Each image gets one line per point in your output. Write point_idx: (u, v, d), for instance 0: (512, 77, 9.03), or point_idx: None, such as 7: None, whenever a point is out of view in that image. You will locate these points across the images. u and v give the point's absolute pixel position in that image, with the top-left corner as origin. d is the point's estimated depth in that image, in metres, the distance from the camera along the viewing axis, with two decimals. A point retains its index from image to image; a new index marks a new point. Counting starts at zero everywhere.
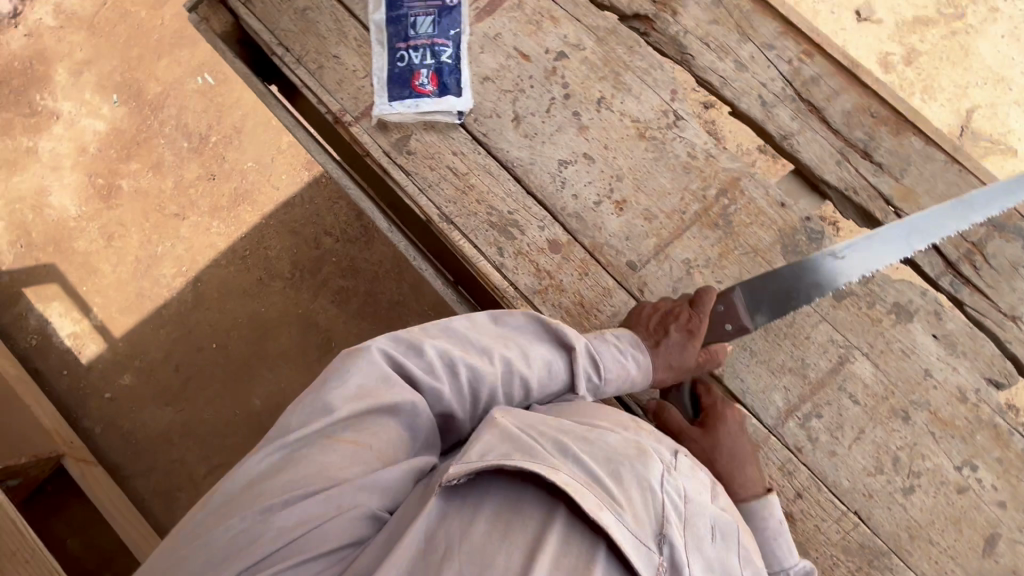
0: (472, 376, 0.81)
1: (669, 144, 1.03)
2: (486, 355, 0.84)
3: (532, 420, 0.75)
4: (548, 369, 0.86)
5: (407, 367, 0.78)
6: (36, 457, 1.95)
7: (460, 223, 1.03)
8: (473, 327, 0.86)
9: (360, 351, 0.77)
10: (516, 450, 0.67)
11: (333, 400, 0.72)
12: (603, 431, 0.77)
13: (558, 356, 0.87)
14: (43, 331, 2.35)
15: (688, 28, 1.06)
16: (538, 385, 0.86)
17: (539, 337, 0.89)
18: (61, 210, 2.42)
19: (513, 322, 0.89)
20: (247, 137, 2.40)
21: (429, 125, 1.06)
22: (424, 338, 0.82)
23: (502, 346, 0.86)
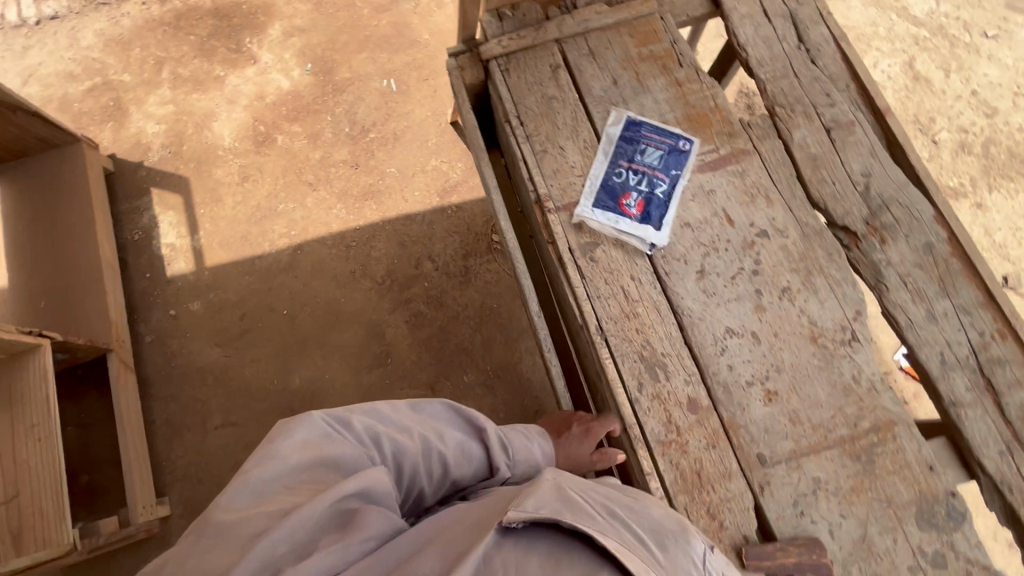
0: (398, 443, 1.04)
1: (838, 358, 1.03)
2: (412, 429, 1.08)
3: (576, 484, 0.85)
4: (458, 450, 1.11)
5: (342, 433, 0.98)
6: (91, 343, 2.02)
7: (613, 343, 1.04)
8: (394, 413, 1.10)
9: (301, 421, 0.96)
10: (566, 508, 0.75)
11: (285, 452, 0.90)
12: (646, 504, 0.85)
13: (469, 438, 1.14)
14: (149, 231, 2.49)
15: (892, 260, 1.08)
16: (456, 459, 1.10)
17: (451, 423, 1.16)
18: (216, 137, 2.61)
19: (427, 411, 1.15)
20: (401, 146, 2.56)
21: (620, 243, 1.10)
22: (351, 416, 1.02)
23: (421, 426, 1.11)
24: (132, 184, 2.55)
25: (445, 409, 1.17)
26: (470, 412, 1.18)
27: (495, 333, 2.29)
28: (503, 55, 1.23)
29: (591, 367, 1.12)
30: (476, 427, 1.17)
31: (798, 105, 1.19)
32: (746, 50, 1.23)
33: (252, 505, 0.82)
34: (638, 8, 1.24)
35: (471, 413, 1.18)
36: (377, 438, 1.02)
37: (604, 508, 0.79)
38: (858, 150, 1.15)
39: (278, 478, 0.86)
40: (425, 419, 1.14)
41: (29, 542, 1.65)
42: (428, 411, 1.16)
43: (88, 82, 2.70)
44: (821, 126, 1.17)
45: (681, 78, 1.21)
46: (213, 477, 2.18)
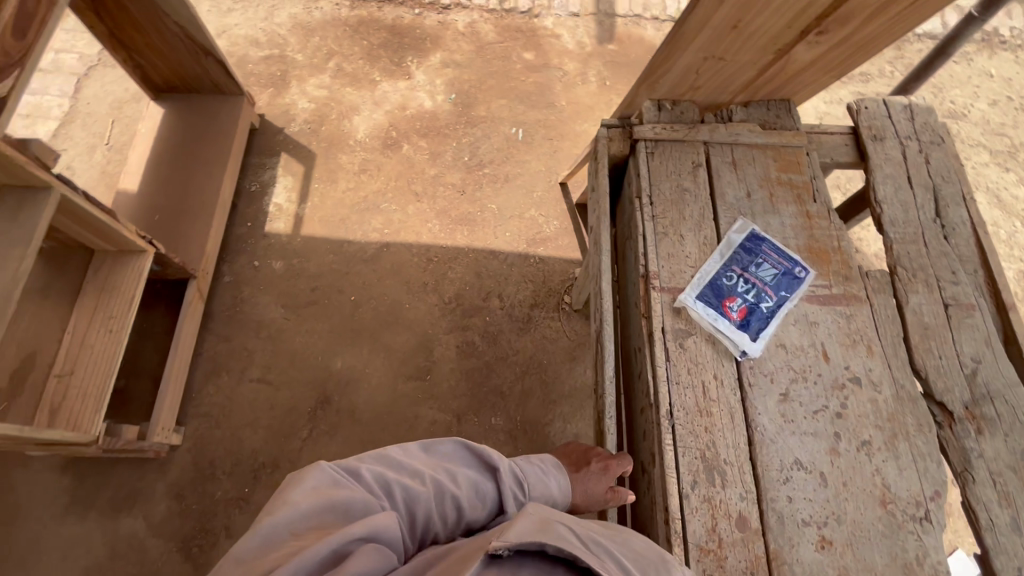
0: (409, 490, 1.06)
1: (904, 532, 0.98)
2: (423, 474, 1.09)
3: (559, 515, 0.91)
4: (473, 489, 1.11)
5: (351, 482, 1.02)
6: (182, 266, 2.19)
7: (678, 431, 1.04)
8: (407, 457, 1.12)
9: (308, 472, 1.00)
10: (549, 537, 0.81)
11: (295, 499, 0.94)
12: (627, 537, 0.93)
13: (483, 478, 1.13)
14: (265, 187, 2.70)
15: (984, 453, 1.04)
16: (469, 502, 1.09)
17: (464, 462, 1.16)
18: (353, 129, 2.86)
19: (441, 450, 1.16)
20: (508, 189, 2.72)
21: (712, 340, 1.12)
22: (361, 465, 1.06)
23: (433, 469, 1.12)
24: (268, 143, 2.81)
25: (458, 448, 1.17)
26: (482, 449, 1.16)
27: (536, 387, 2.29)
28: (653, 139, 1.31)
29: (646, 448, 1.11)
30: (489, 466, 1.15)
31: (921, 272, 1.20)
32: (881, 207, 1.27)
33: (263, 550, 0.86)
34: (789, 138, 1.32)
35: (483, 451, 1.16)
36: (387, 486, 1.05)
37: (589, 538, 0.86)
38: (972, 334, 1.14)
39: (286, 524, 0.90)
40: (438, 459, 1.15)
41: (61, 422, 1.73)
42: (443, 451, 1.17)
43: (267, 51, 3.06)
44: (940, 299, 1.17)
45: (812, 212, 1.25)
46: (229, 426, 2.22)
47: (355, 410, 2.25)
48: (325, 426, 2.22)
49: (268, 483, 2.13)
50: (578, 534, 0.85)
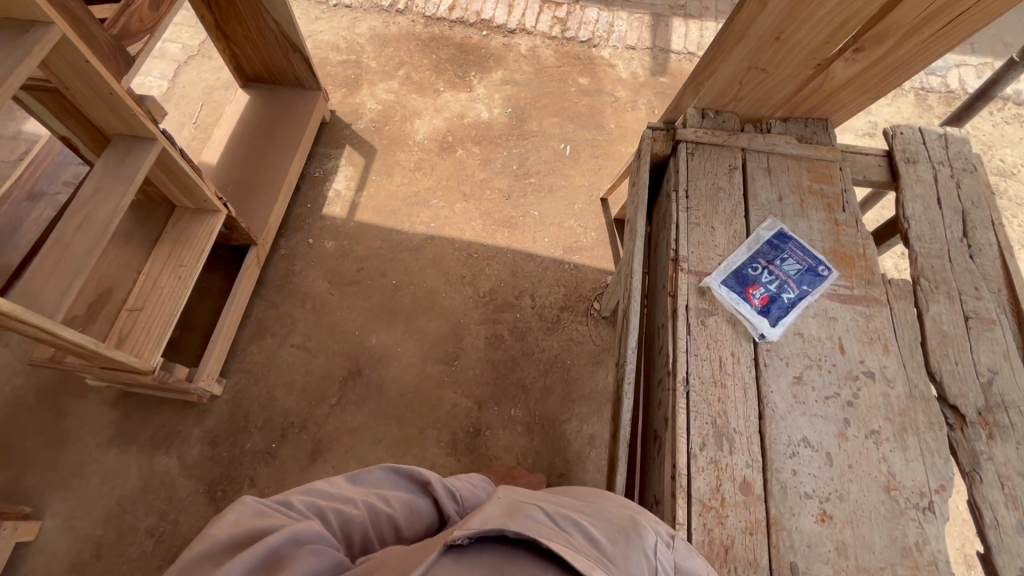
0: (343, 514, 1.01)
1: (906, 518, 1.00)
2: (355, 499, 1.05)
3: (530, 497, 0.86)
4: (408, 507, 1.08)
5: (280, 510, 0.94)
6: (247, 231, 2.39)
7: (692, 398, 1.10)
8: (334, 487, 1.06)
9: (230, 510, 0.91)
10: (513, 518, 0.75)
11: (217, 531, 0.86)
12: (599, 505, 0.88)
13: (417, 495, 1.11)
14: (327, 174, 2.93)
15: (994, 457, 1.06)
16: (406, 519, 1.06)
17: (395, 485, 1.12)
18: (413, 131, 3.08)
19: (369, 477, 1.11)
20: (550, 199, 2.86)
21: (733, 321, 1.19)
22: (291, 495, 1.00)
23: (364, 494, 1.07)
24: (335, 136, 3.06)
25: (386, 473, 1.13)
26: (411, 468, 1.13)
27: (557, 386, 2.35)
28: (694, 141, 1.42)
29: (660, 415, 1.18)
30: (420, 484, 1.13)
31: (944, 284, 1.25)
32: (909, 223, 1.33)
33: None
34: (824, 152, 1.41)
35: (413, 470, 1.13)
36: (320, 511, 0.99)
37: (558, 512, 0.81)
38: (991, 346, 1.17)
39: (207, 556, 0.82)
40: (367, 486, 1.10)
41: (126, 348, 1.91)
42: (370, 479, 1.12)
43: (345, 56, 3.35)
44: (960, 311, 1.22)
45: (840, 220, 1.33)
46: (266, 384, 2.36)
47: (383, 384, 2.36)
48: (354, 396, 2.34)
49: (294, 442, 2.25)
50: (546, 510, 0.80)
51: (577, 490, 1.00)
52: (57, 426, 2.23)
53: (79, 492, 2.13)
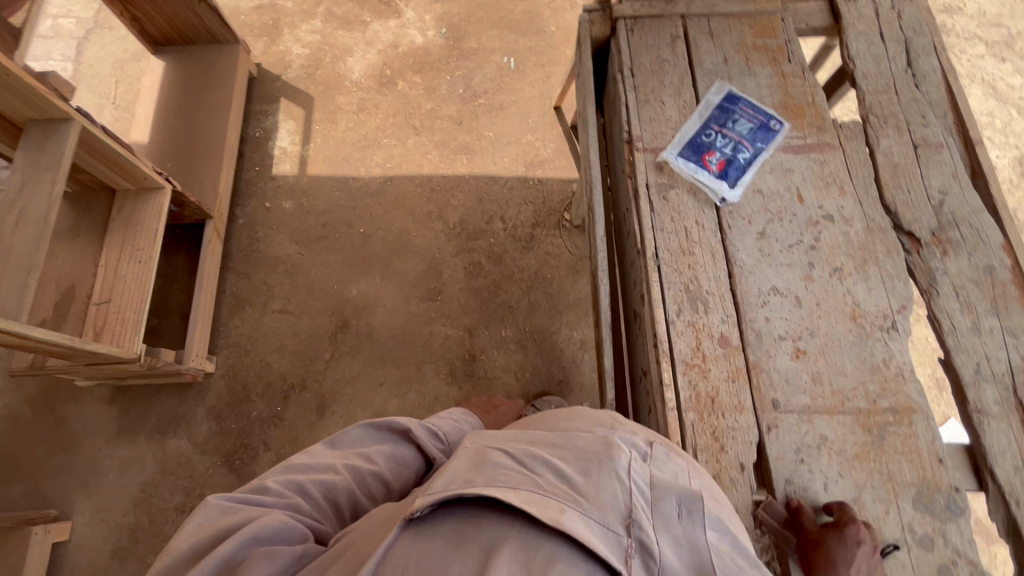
0: (325, 483, 0.95)
1: (872, 340, 1.07)
2: (336, 465, 0.99)
3: (500, 439, 0.79)
4: (393, 460, 1.02)
5: (250, 501, 0.88)
6: (198, 205, 2.29)
7: (664, 271, 1.14)
8: (312, 457, 1.00)
9: (194, 512, 0.85)
10: (477, 473, 0.69)
11: (179, 540, 0.82)
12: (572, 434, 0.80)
13: (400, 445, 1.05)
14: (268, 132, 2.78)
15: (948, 271, 1.13)
16: (394, 472, 1.01)
17: (376, 440, 1.05)
18: (348, 70, 2.91)
19: (347, 438, 1.05)
20: (503, 118, 2.77)
21: (693, 190, 1.20)
22: (265, 480, 0.93)
23: (345, 457, 1.01)
24: (267, 90, 2.87)
25: (365, 429, 1.06)
26: (388, 419, 1.07)
27: (541, 301, 2.40)
28: (632, 17, 1.37)
29: (636, 293, 1.21)
30: (401, 432, 1.06)
31: (892, 118, 1.26)
32: (854, 63, 1.32)
33: None
34: (763, 4, 1.36)
35: (389, 420, 1.07)
36: (299, 487, 0.93)
37: (525, 453, 0.74)
38: (940, 170, 1.21)
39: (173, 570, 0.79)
40: (347, 448, 1.04)
41: (105, 340, 1.88)
42: (350, 439, 1.06)
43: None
44: (909, 140, 1.24)
45: (786, 72, 1.31)
46: (258, 353, 2.37)
47: (373, 332, 2.38)
48: (347, 348, 2.36)
49: (299, 403, 2.29)
50: (514, 454, 0.73)
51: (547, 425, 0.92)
52: (61, 432, 2.24)
53: (99, 488, 2.18)
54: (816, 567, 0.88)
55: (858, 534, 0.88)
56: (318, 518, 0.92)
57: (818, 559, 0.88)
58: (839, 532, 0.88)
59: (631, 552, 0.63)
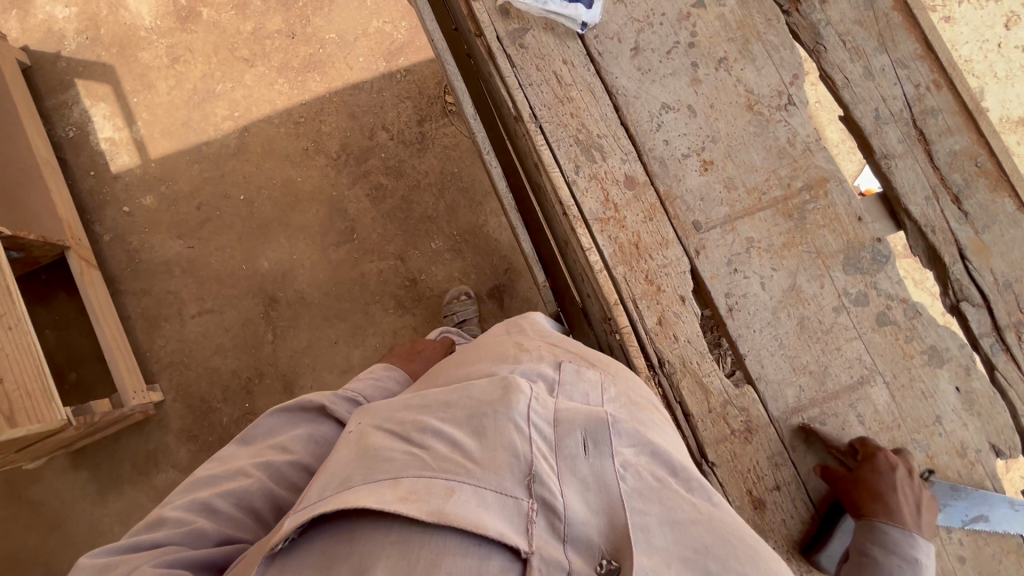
0: (234, 493, 0.92)
1: (773, 124, 1.01)
2: (245, 468, 0.96)
3: (392, 420, 0.85)
4: (313, 437, 1.04)
5: (138, 543, 0.83)
6: (45, 240, 1.95)
7: (548, 130, 1.01)
8: (219, 468, 0.97)
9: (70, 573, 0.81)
10: (356, 469, 0.74)
11: None
12: (464, 386, 0.86)
13: (318, 423, 1.06)
14: (83, 127, 2.33)
15: (831, 19, 1.04)
16: (316, 455, 1.02)
17: (293, 423, 1.06)
18: (135, 16, 2.37)
19: (259, 431, 1.04)
20: (338, 9, 2.35)
21: (549, 26, 1.04)
22: (161, 514, 0.88)
23: (257, 454, 0.99)
24: (53, 77, 2.35)
25: (276, 417, 1.06)
26: (298, 400, 1.07)
27: (459, 200, 2.25)
28: None
29: (531, 165, 1.10)
30: (316, 410, 1.08)
31: None
32: None
33: None
34: None
35: (301, 401, 1.07)
36: (203, 505, 0.89)
37: (417, 433, 0.79)
38: None
39: None
40: (260, 442, 1.03)
41: (25, 420, 1.65)
42: (262, 431, 1.05)
43: None
44: None
45: None
46: (199, 363, 2.21)
47: (304, 296, 2.23)
48: (286, 323, 2.22)
49: (263, 390, 2.19)
50: (404, 440, 0.78)
51: (448, 377, 0.99)
52: (42, 515, 2.14)
53: None
54: (860, 504, 0.88)
55: (890, 459, 0.89)
56: (229, 531, 0.89)
57: (863, 493, 0.87)
58: (872, 463, 0.89)
59: (533, 513, 0.73)
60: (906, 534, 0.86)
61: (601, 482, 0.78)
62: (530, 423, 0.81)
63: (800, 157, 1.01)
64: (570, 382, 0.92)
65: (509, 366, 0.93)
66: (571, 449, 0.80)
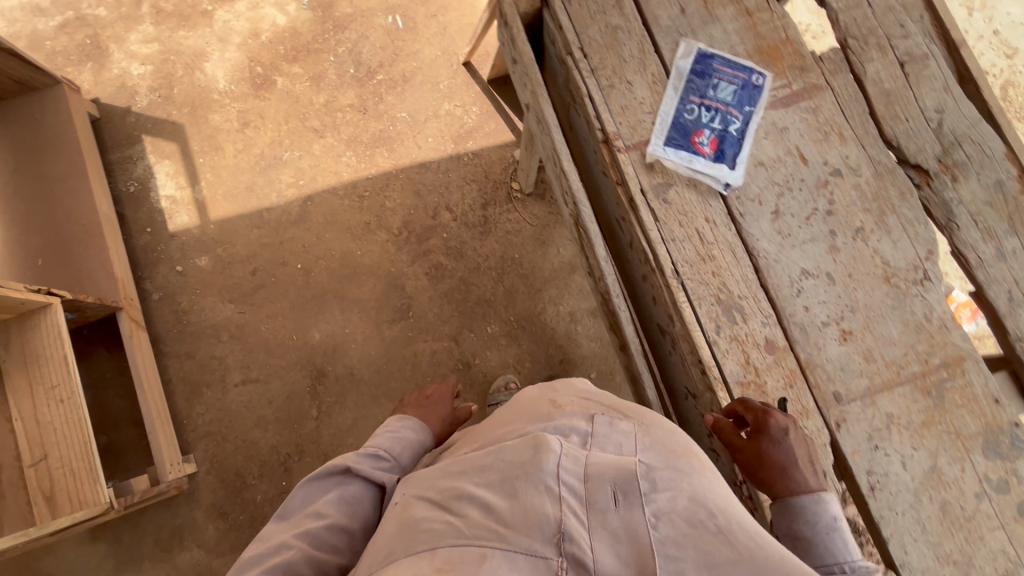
0: (281, 566, 0.92)
1: (910, 298, 1.04)
2: (287, 540, 0.96)
3: (434, 485, 0.88)
4: (342, 498, 1.04)
5: None
6: (101, 302, 1.91)
7: (689, 286, 1.03)
8: (262, 546, 0.97)
9: None
10: (400, 542, 0.77)
11: None
12: (497, 448, 0.87)
13: (344, 483, 1.06)
14: (145, 184, 2.32)
15: (963, 199, 1.12)
16: (349, 514, 1.02)
17: (322, 491, 1.06)
18: (210, 80, 2.41)
19: (294, 504, 1.04)
20: (412, 89, 2.41)
21: (693, 183, 1.08)
22: None
23: (297, 527, 1.00)
24: (121, 132, 2.36)
25: (306, 487, 1.05)
26: (322, 468, 1.07)
27: (517, 284, 2.26)
28: None
29: (660, 311, 1.13)
30: (342, 472, 1.08)
31: (873, 38, 1.20)
32: None
33: None
34: None
35: (326, 466, 1.07)
36: None
37: (455, 499, 0.81)
38: (931, 85, 1.17)
39: None
40: (297, 514, 1.03)
41: (64, 504, 1.61)
42: (297, 504, 1.05)
43: (58, 16, 2.42)
44: (895, 59, 1.19)
45: (751, 7, 1.18)
46: (237, 434, 2.13)
47: (354, 371, 2.18)
48: (331, 399, 2.16)
49: (302, 469, 2.11)
50: (441, 507, 0.81)
51: (491, 433, 1.01)
52: None
53: None
54: (771, 480, 0.94)
55: (781, 425, 0.94)
56: None
57: (767, 472, 0.94)
58: (768, 436, 0.93)
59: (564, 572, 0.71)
60: (815, 497, 0.91)
61: (633, 532, 0.75)
62: (560, 480, 0.79)
63: (935, 337, 1.03)
64: (604, 432, 0.92)
65: (542, 423, 0.94)
66: (601, 502, 0.77)
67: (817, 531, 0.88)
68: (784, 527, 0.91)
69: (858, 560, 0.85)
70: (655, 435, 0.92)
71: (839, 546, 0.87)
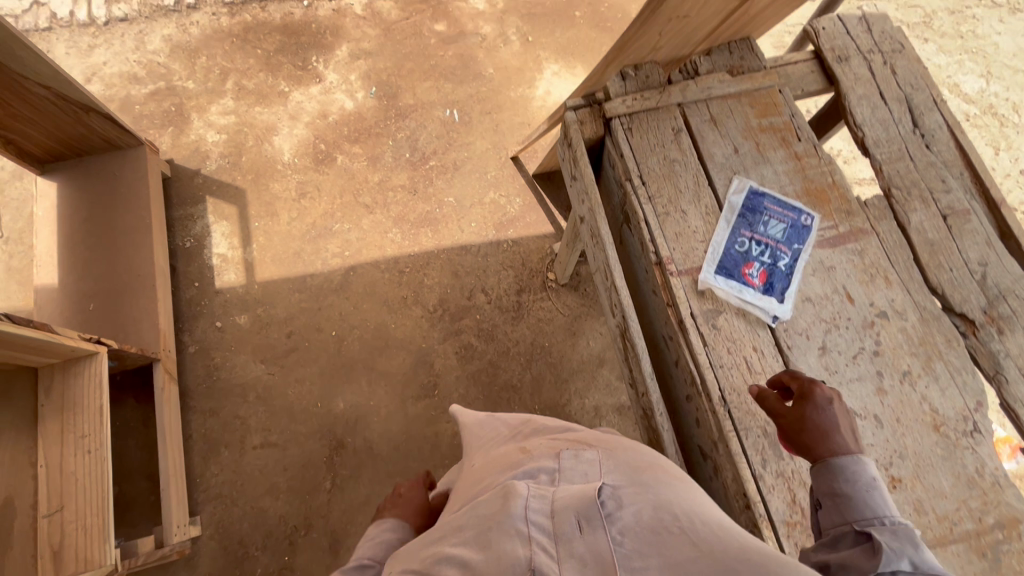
0: None
1: (960, 451, 1.06)
2: None
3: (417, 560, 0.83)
4: None
5: None
6: (141, 353, 1.97)
7: (735, 415, 1.09)
8: None
9: None
10: None
11: None
12: (472, 509, 0.84)
13: None
14: (201, 241, 2.45)
15: (1009, 351, 1.16)
16: None
17: None
18: (277, 152, 2.60)
19: None
20: (461, 176, 2.57)
21: (743, 312, 1.16)
22: None
23: None
24: (187, 192, 2.52)
25: None
26: None
27: (545, 372, 2.27)
28: (626, 113, 1.33)
29: (704, 435, 1.17)
30: None
31: (915, 189, 1.31)
32: (863, 130, 1.39)
33: None
34: (759, 80, 1.37)
35: None
36: None
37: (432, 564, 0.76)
38: (974, 238, 1.26)
39: None
40: None
41: (70, 562, 1.57)
42: None
43: (151, 85, 2.67)
44: (938, 211, 1.29)
45: (800, 151, 1.31)
46: (247, 499, 2.09)
47: (373, 446, 2.16)
48: (347, 473, 2.13)
49: (307, 545, 2.04)
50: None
51: (470, 494, 0.99)
52: None
53: None
54: (811, 445, 0.97)
55: (826, 396, 1.00)
56: None
57: (806, 437, 0.98)
58: (812, 401, 0.99)
59: None
60: (856, 459, 0.94)
61: (601, 554, 0.72)
62: (530, 523, 0.77)
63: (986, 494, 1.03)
64: (570, 466, 0.91)
65: (513, 471, 0.93)
66: (566, 531, 0.75)
67: (857, 487, 0.91)
68: (823, 486, 0.95)
69: (896, 516, 0.89)
70: (619, 463, 0.92)
71: (879, 503, 0.91)
